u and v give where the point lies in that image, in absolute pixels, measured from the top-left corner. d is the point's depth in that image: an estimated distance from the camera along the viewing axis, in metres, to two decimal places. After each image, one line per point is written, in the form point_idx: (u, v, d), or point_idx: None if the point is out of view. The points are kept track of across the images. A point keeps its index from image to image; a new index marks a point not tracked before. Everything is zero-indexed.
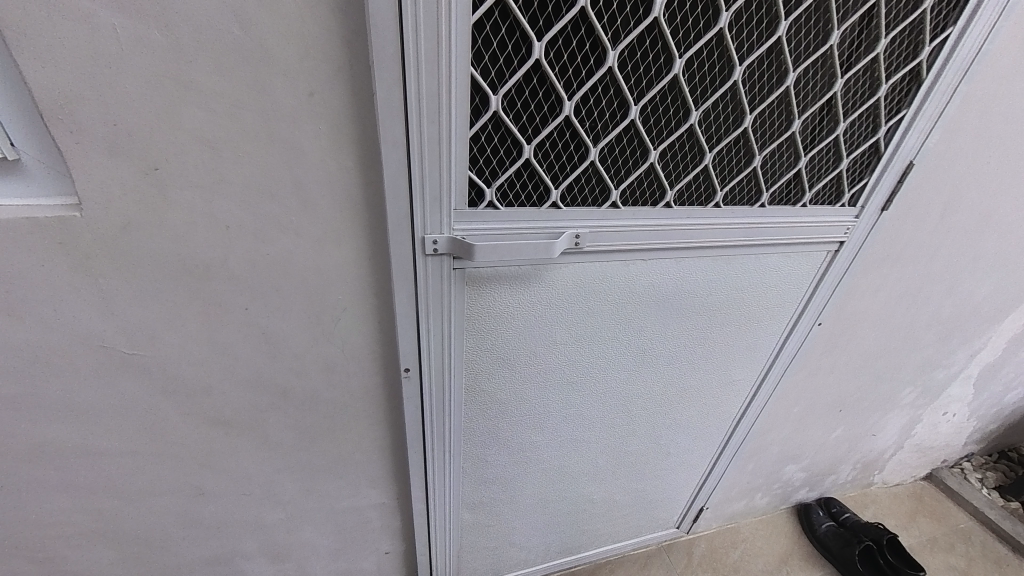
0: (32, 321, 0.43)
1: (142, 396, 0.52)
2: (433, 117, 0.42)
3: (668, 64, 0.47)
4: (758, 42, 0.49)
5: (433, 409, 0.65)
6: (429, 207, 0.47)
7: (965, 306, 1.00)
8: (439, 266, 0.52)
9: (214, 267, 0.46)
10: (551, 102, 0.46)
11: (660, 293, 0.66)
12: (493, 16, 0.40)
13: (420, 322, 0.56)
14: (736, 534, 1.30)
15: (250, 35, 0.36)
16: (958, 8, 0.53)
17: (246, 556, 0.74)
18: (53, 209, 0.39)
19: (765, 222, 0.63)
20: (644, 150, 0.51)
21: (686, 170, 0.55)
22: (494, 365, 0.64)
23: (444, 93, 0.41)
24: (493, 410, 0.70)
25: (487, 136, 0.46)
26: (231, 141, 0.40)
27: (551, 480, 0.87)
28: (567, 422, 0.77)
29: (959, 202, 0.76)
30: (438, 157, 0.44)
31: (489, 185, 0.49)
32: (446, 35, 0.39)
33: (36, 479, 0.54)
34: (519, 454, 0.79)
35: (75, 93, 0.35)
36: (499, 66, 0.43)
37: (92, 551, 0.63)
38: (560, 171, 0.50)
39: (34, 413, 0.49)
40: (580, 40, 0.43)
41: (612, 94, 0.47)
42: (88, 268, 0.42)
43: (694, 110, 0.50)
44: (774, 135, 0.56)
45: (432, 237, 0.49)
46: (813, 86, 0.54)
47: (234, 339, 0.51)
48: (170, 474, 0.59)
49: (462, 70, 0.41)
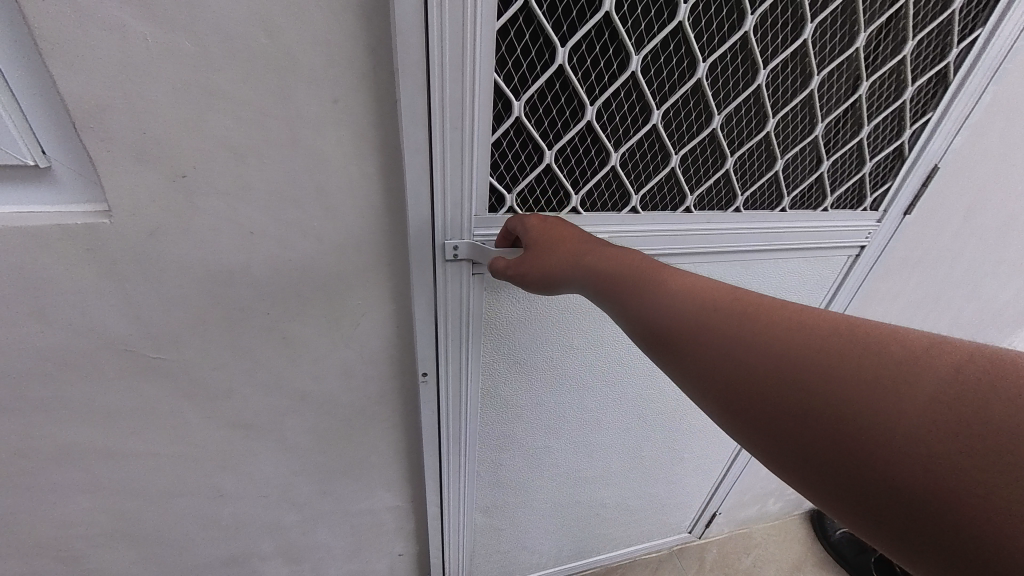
0: (61, 325, 0.44)
1: (165, 398, 0.52)
2: (456, 122, 0.42)
3: (691, 68, 0.46)
4: (782, 45, 0.48)
5: (449, 414, 0.65)
6: (450, 211, 0.47)
7: (986, 311, 0.99)
8: (459, 273, 0.52)
9: (237, 272, 0.46)
10: (573, 108, 0.46)
11: None
12: (517, 22, 0.40)
13: (438, 330, 0.56)
14: (749, 539, 1.29)
15: (276, 42, 0.37)
16: (987, 9, 0.53)
17: (262, 557, 0.74)
18: (83, 215, 0.40)
19: (785, 226, 0.62)
20: (665, 155, 0.51)
21: (707, 174, 0.55)
22: (510, 368, 0.64)
23: (467, 99, 0.41)
24: (508, 414, 0.70)
25: (509, 141, 0.46)
26: (255, 147, 0.41)
27: (564, 485, 0.87)
28: (582, 425, 0.77)
29: (984, 206, 0.75)
30: (460, 163, 0.44)
31: (509, 191, 0.49)
32: (471, 41, 0.39)
33: (61, 479, 0.54)
34: (532, 460, 0.79)
35: (104, 100, 0.35)
36: (522, 71, 0.43)
37: (114, 550, 0.63)
38: (580, 176, 0.50)
39: (60, 415, 0.49)
40: (604, 45, 0.43)
41: (635, 99, 0.47)
42: (116, 273, 0.43)
43: (716, 115, 0.49)
44: (796, 139, 0.55)
45: (453, 242, 0.49)
46: (838, 88, 0.53)
47: (254, 344, 0.52)
48: (190, 475, 0.60)
49: (485, 75, 0.41)
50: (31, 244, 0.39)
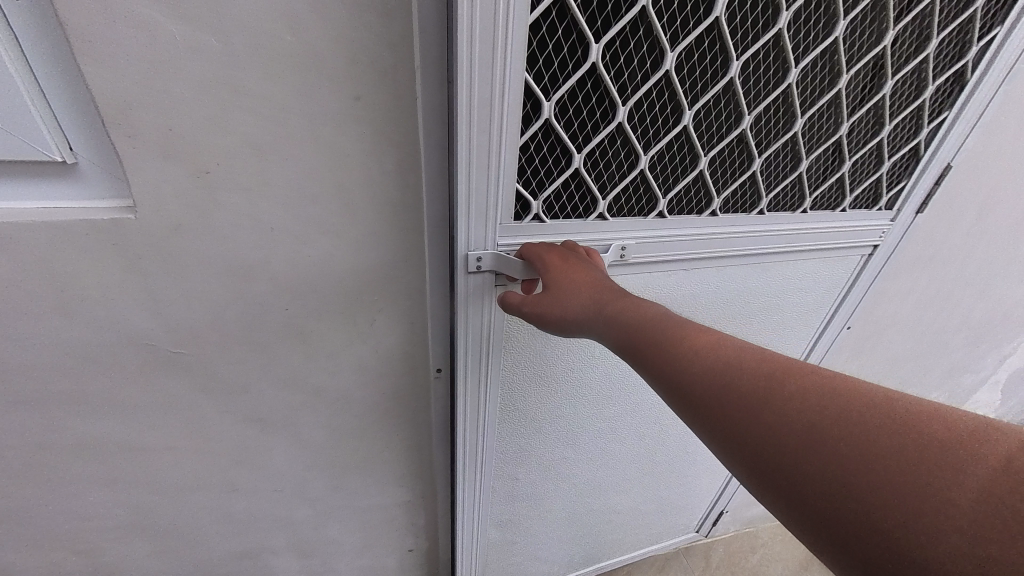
0: (85, 319, 0.45)
1: (183, 393, 0.53)
2: (484, 125, 0.42)
3: (725, 66, 0.46)
4: (814, 43, 0.48)
5: (468, 427, 0.65)
6: (475, 219, 0.47)
7: (996, 311, 0.99)
8: (482, 282, 0.52)
9: (257, 268, 0.47)
10: (604, 109, 0.46)
11: (698, 301, 0.65)
12: (550, 15, 0.40)
13: (463, 344, 0.56)
14: (756, 538, 1.30)
15: (301, 40, 0.37)
16: (1006, 7, 0.53)
17: (274, 552, 0.75)
18: (110, 211, 0.41)
19: (804, 228, 0.63)
20: (694, 157, 0.51)
21: (733, 177, 0.55)
22: (529, 379, 0.64)
23: (496, 99, 0.41)
24: (526, 425, 0.70)
25: (537, 145, 0.46)
26: (278, 145, 0.41)
27: (577, 494, 0.87)
28: (597, 434, 0.77)
29: (996, 206, 0.75)
30: (486, 167, 0.44)
31: (535, 198, 0.49)
32: (501, 40, 0.38)
33: (79, 472, 0.55)
34: (547, 470, 0.79)
35: (133, 97, 0.36)
36: (553, 70, 0.42)
37: (131, 543, 0.64)
38: (608, 180, 0.50)
39: (81, 408, 0.50)
40: (638, 41, 0.43)
41: (667, 99, 0.47)
42: (139, 268, 0.44)
43: (746, 115, 0.49)
44: (821, 139, 0.56)
45: (476, 253, 0.49)
46: (863, 86, 0.53)
47: (273, 339, 0.52)
48: (206, 469, 0.61)
49: (517, 75, 0.40)
50: (58, 239, 0.40)
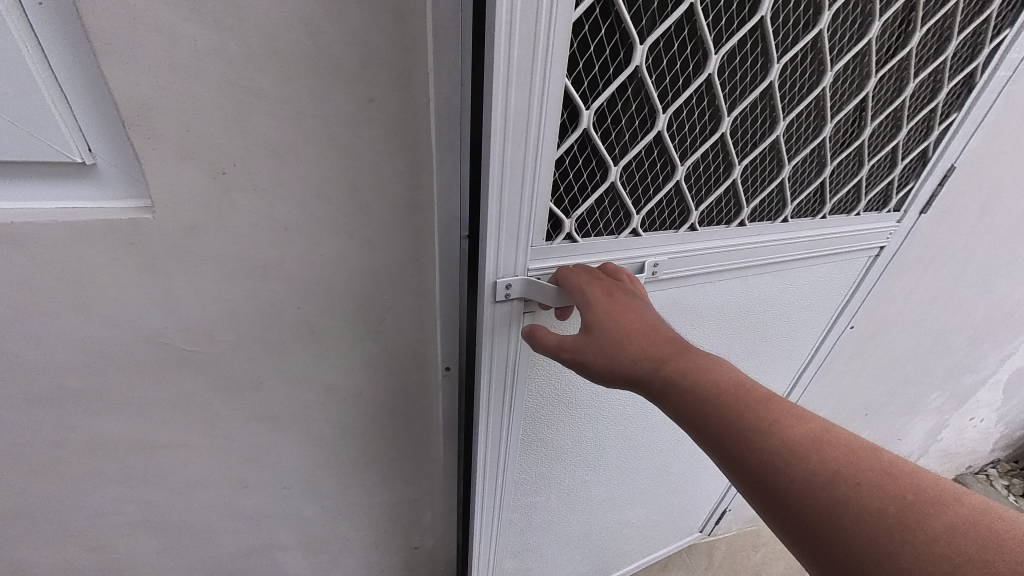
0: (101, 317, 0.45)
1: (196, 390, 0.53)
2: (519, 139, 0.40)
3: (764, 70, 0.46)
4: (849, 44, 0.48)
5: (490, 454, 0.63)
6: (505, 241, 0.45)
7: (997, 311, 1.00)
8: (510, 309, 0.51)
9: (271, 268, 0.48)
10: (643, 117, 0.45)
11: (718, 311, 0.65)
12: (592, 15, 0.38)
13: (492, 371, 0.55)
14: (757, 536, 1.31)
15: (317, 43, 0.38)
16: (1016, 9, 0.53)
17: (283, 549, 0.76)
18: (128, 211, 0.41)
19: (823, 233, 0.63)
20: (728, 165, 0.52)
21: (762, 185, 0.56)
22: (550, 401, 0.64)
23: (533, 110, 0.39)
24: (546, 447, 0.69)
25: (572, 157, 0.45)
26: (294, 146, 0.42)
27: (593, 510, 0.86)
28: (613, 450, 0.77)
29: (998, 206, 0.75)
30: (519, 181, 0.42)
31: (568, 215, 0.48)
32: (540, 47, 0.36)
33: (93, 469, 0.56)
34: (565, 490, 0.78)
35: (153, 99, 0.37)
36: (593, 75, 0.41)
37: (142, 540, 0.65)
38: (642, 193, 0.50)
39: (96, 405, 0.51)
40: (682, 43, 0.42)
41: (706, 105, 0.47)
42: (155, 267, 0.44)
43: (781, 121, 0.50)
44: (844, 143, 0.56)
45: (505, 280, 0.48)
46: (887, 89, 0.54)
47: (285, 338, 0.53)
48: (217, 467, 0.61)
49: (556, 82, 0.38)
50: (78, 239, 0.41)
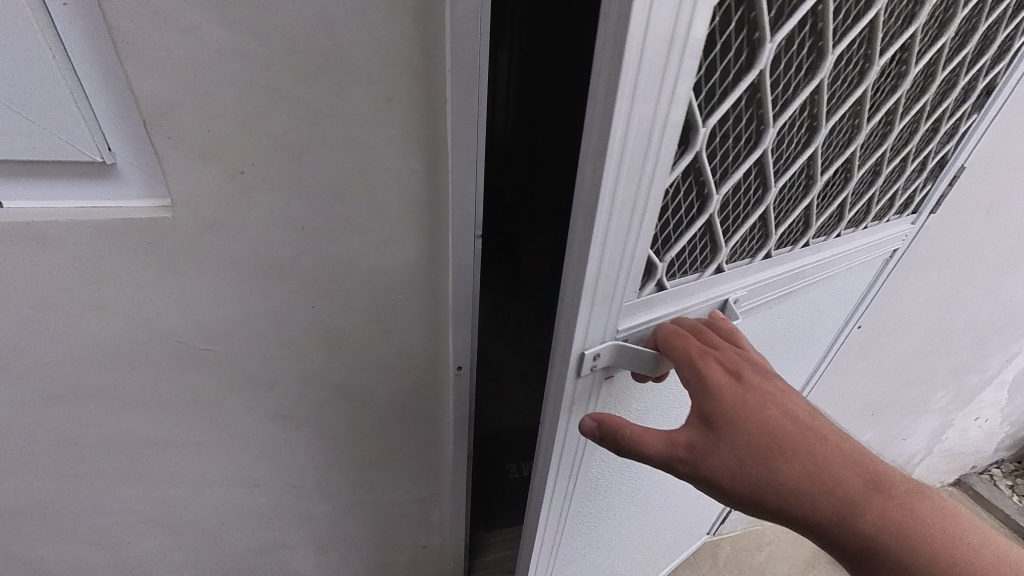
0: (119, 316, 0.45)
1: (211, 389, 0.54)
2: (636, 173, 0.31)
3: (861, 74, 0.43)
4: (930, 44, 0.47)
5: (549, 544, 0.51)
6: (603, 301, 0.36)
7: (1003, 310, 1.00)
8: (590, 380, 0.41)
9: (286, 267, 0.48)
10: (751, 132, 0.39)
11: (771, 334, 0.61)
12: (727, 6, 0.30)
13: (564, 454, 0.44)
14: (762, 535, 1.31)
15: (337, 43, 0.38)
16: None
17: (292, 547, 0.76)
18: (147, 210, 0.42)
19: (864, 241, 0.62)
20: (809, 182, 0.48)
21: (830, 200, 0.52)
22: (611, 468, 0.54)
23: (654, 135, 0.30)
24: (600, 518, 0.59)
25: (677, 187, 0.37)
26: (312, 145, 0.42)
27: (630, 564, 0.78)
28: (656, 501, 0.70)
29: (1005, 206, 0.76)
30: (629, 219, 0.33)
31: (663, 257, 0.40)
32: (677, 51, 0.28)
33: (107, 467, 0.56)
34: (609, 555, 0.69)
35: (174, 98, 0.37)
36: (714, 84, 0.33)
37: (154, 537, 0.65)
38: (730, 222, 0.44)
39: (111, 403, 0.51)
40: (800, 43, 0.36)
41: (806, 115, 0.42)
42: (173, 266, 0.44)
43: (863, 129, 0.47)
44: (898, 150, 0.55)
45: (593, 349, 0.38)
46: (940, 92, 0.53)
47: (299, 336, 0.53)
48: (229, 465, 0.61)
49: (685, 95, 0.30)
50: (98, 238, 0.41)
